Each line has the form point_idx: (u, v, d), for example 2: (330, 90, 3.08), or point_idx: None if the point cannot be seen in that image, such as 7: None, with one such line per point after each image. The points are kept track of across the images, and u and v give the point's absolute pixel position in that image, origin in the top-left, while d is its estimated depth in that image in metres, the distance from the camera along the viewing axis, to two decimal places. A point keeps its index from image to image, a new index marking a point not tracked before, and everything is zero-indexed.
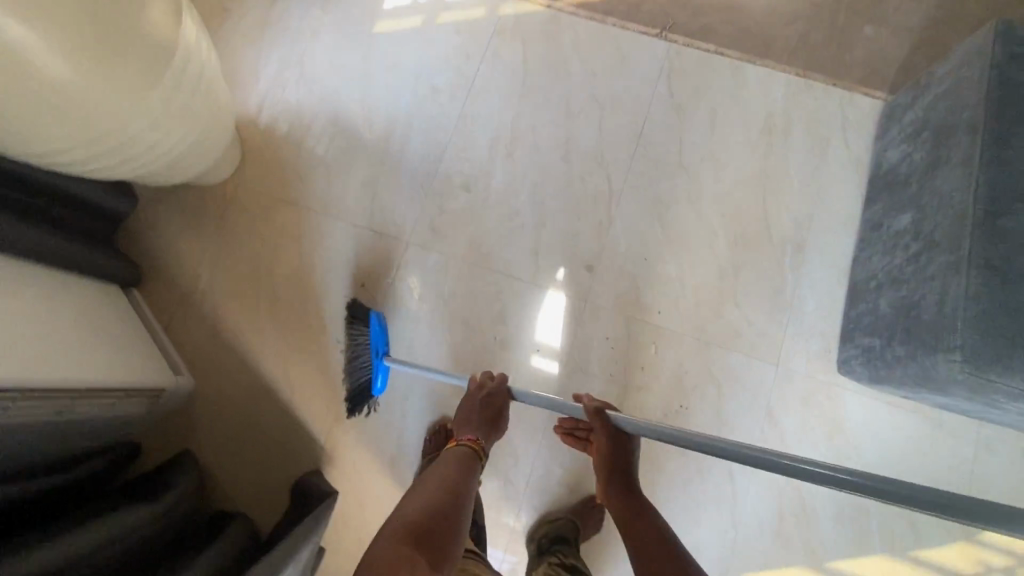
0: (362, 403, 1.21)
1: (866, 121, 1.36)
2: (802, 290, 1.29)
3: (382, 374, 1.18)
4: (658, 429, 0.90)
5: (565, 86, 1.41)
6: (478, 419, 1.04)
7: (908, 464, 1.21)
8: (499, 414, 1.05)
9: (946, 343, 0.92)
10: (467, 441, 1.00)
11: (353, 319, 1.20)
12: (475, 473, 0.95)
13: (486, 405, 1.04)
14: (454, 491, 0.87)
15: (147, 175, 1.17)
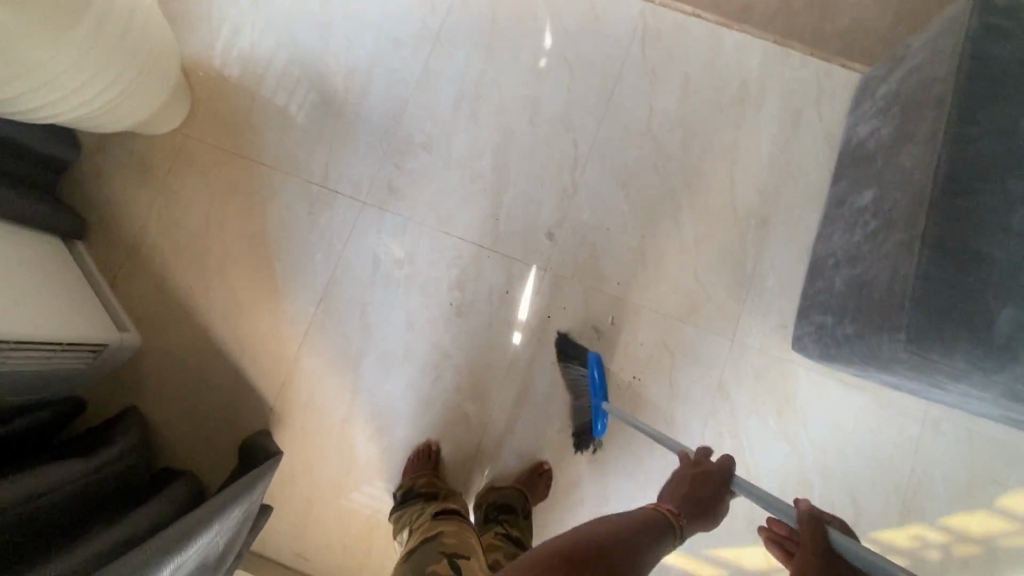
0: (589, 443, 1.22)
1: (840, 94, 1.33)
2: (762, 265, 1.27)
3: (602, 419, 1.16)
4: (866, 555, 0.66)
5: (535, 43, 1.36)
6: (683, 487, 0.85)
7: (855, 442, 1.22)
8: (713, 503, 0.83)
9: (893, 322, 0.91)
10: (663, 506, 0.80)
11: (572, 360, 1.24)
12: (657, 553, 0.73)
13: (701, 481, 0.85)
14: (630, 545, 0.69)
15: (83, 119, 1.10)
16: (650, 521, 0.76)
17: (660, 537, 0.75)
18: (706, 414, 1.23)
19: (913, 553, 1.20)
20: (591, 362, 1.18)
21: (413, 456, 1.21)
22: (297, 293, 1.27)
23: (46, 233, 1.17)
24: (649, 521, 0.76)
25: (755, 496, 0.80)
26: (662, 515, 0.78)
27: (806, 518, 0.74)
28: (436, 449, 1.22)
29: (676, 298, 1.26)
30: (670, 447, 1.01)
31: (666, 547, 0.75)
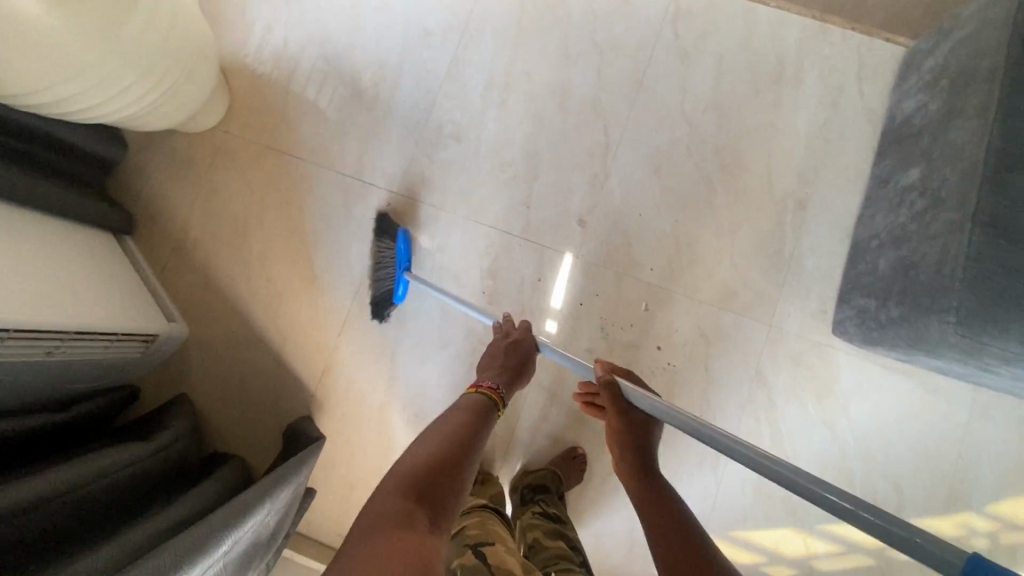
0: (385, 308, 1.29)
1: (884, 70, 1.28)
2: (800, 249, 1.24)
3: (404, 284, 1.26)
4: (656, 403, 0.83)
5: (564, 27, 1.34)
6: (505, 372, 1.04)
7: (898, 428, 1.19)
8: (523, 365, 1.06)
9: (942, 305, 0.89)
10: (487, 386, 1.00)
11: (378, 233, 1.27)
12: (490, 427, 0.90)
13: (512, 348, 1.07)
14: (464, 432, 0.84)
15: (125, 118, 1.15)
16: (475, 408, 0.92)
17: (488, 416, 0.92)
18: (742, 400, 1.22)
19: (959, 541, 1.17)
20: (399, 239, 1.24)
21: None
22: (333, 283, 1.30)
23: (97, 229, 1.22)
24: (474, 409, 0.92)
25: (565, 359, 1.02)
26: (487, 393, 0.98)
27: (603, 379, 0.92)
28: None
29: (711, 283, 1.25)
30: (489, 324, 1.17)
31: (495, 416, 0.94)
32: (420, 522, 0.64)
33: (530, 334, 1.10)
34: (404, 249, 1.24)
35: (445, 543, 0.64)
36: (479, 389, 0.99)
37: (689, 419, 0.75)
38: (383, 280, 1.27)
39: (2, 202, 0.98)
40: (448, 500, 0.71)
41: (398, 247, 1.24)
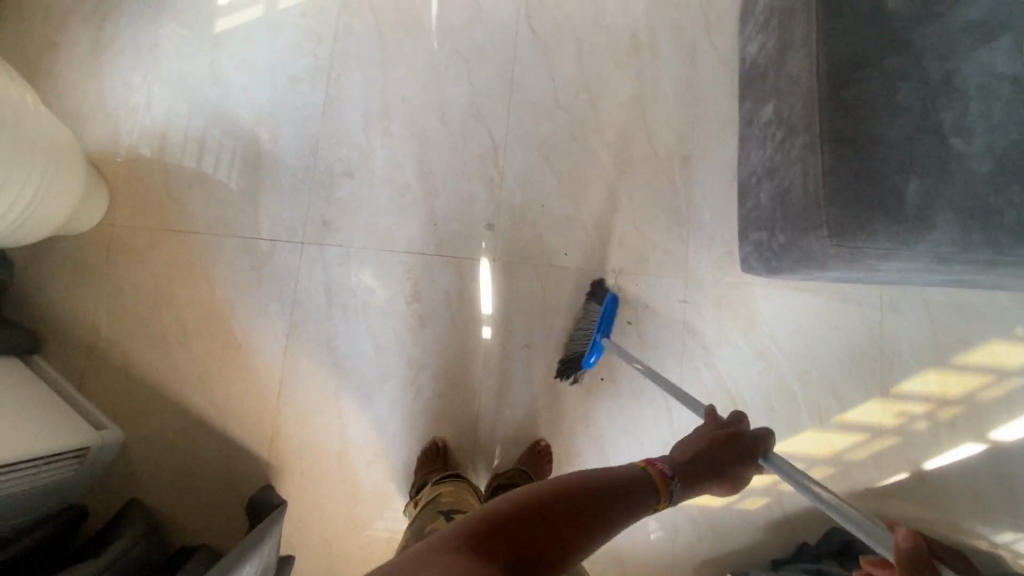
0: (571, 371, 1.25)
1: (725, 19, 1.37)
2: (694, 201, 1.31)
3: (597, 349, 1.22)
4: None
5: (426, 45, 1.37)
6: (689, 460, 0.75)
7: (822, 341, 1.27)
8: (728, 467, 0.77)
9: (814, 222, 0.95)
10: (655, 465, 0.72)
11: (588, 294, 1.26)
12: (641, 512, 0.65)
13: (720, 441, 0.79)
14: (613, 500, 0.63)
15: (6, 236, 1.10)
16: (636, 476, 0.68)
17: (646, 501, 0.66)
18: (679, 354, 1.27)
19: (902, 429, 1.25)
20: (608, 302, 1.21)
21: (422, 453, 1.24)
22: (262, 347, 1.28)
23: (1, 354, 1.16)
24: (635, 477, 0.68)
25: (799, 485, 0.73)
26: (654, 473, 0.69)
27: (912, 553, 0.60)
28: (443, 445, 1.25)
29: (623, 252, 1.30)
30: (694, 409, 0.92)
31: (646, 512, 0.65)
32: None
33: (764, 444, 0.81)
34: (612, 313, 1.21)
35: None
36: (646, 470, 0.69)
37: None
38: (582, 344, 1.23)
39: None
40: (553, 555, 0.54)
41: (606, 310, 1.21)
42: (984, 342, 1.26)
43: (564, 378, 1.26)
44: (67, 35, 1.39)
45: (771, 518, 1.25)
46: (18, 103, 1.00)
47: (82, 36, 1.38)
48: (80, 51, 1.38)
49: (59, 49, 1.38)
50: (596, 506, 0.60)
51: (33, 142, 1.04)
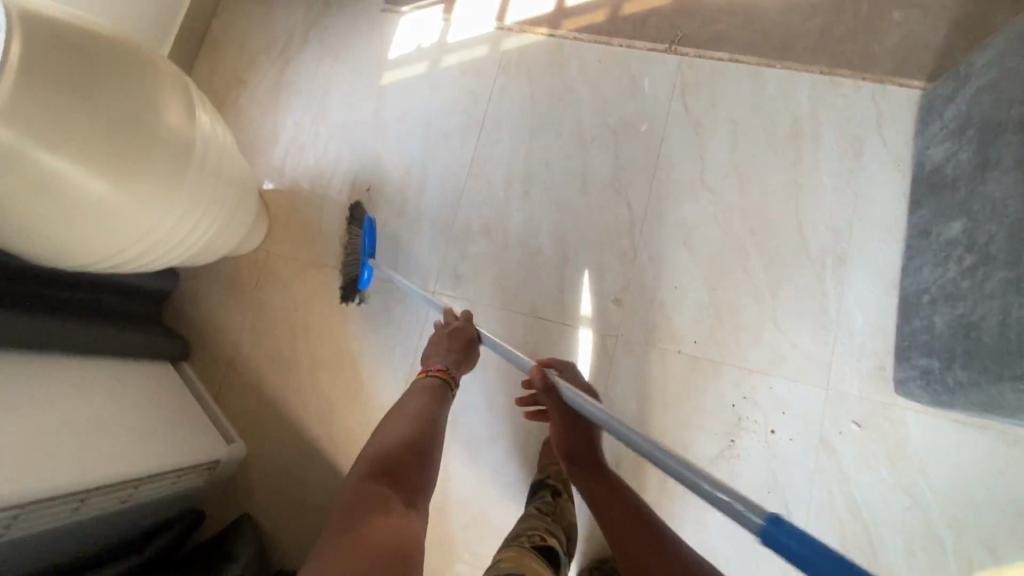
0: (354, 292, 1.35)
1: (903, 114, 1.28)
2: (846, 306, 1.21)
3: (367, 269, 1.29)
4: (587, 405, 0.91)
5: (576, 113, 1.39)
6: (452, 354, 1.12)
7: (985, 487, 1.12)
8: (466, 349, 1.13)
9: (1013, 371, 0.85)
10: (436, 370, 1.10)
11: (353, 221, 1.35)
12: (447, 404, 1.06)
13: (455, 331, 1.15)
14: (430, 423, 0.98)
15: (189, 256, 1.23)
16: (432, 390, 1.06)
17: (443, 398, 1.06)
18: (810, 471, 1.16)
19: None
20: (364, 225, 1.29)
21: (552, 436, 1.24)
22: (381, 386, 1.33)
23: (142, 359, 1.26)
24: (432, 390, 1.06)
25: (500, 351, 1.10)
26: (436, 377, 1.08)
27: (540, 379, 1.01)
28: None
29: (756, 349, 1.22)
30: (433, 302, 1.24)
31: (450, 402, 1.07)
32: (391, 505, 0.79)
33: (472, 320, 1.17)
34: (370, 236, 1.28)
35: (416, 520, 0.80)
36: (429, 376, 1.08)
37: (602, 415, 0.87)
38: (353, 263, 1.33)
39: (64, 359, 1.07)
40: (415, 479, 0.87)
41: (363, 233, 1.28)
42: None
43: (347, 300, 1.36)
44: (253, 74, 1.54)
45: None
46: (219, 143, 1.11)
47: (266, 76, 1.53)
48: (263, 89, 1.52)
49: (245, 86, 1.54)
50: (422, 423, 0.97)
51: (228, 179, 1.16)
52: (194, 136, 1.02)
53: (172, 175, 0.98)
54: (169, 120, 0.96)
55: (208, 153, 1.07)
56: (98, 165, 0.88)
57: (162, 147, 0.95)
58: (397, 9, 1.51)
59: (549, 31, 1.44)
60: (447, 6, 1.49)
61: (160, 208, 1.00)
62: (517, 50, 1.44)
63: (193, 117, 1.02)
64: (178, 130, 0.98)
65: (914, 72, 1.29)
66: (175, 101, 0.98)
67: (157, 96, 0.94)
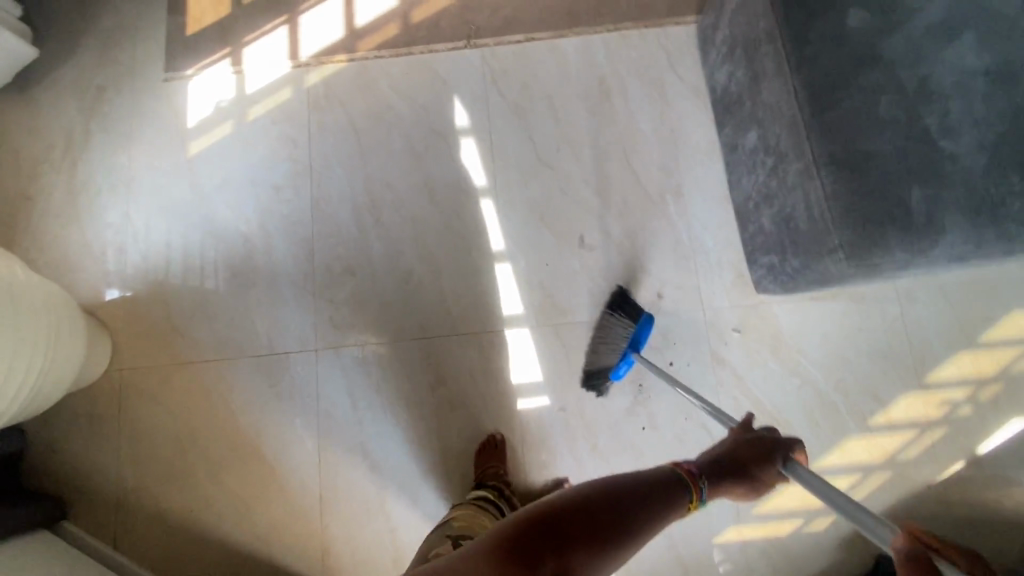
0: (599, 384, 1.23)
1: (686, 49, 1.40)
2: (696, 231, 1.31)
3: (626, 364, 1.19)
4: None
5: (402, 130, 1.38)
6: (721, 464, 0.68)
7: (850, 345, 1.26)
8: (763, 464, 0.69)
9: (828, 246, 0.96)
10: (687, 465, 0.65)
11: (614, 309, 1.22)
12: (671, 519, 0.60)
13: (753, 438, 0.71)
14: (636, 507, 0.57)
15: (24, 405, 1.06)
16: (670, 477, 0.63)
17: (676, 504, 0.61)
18: (714, 388, 1.25)
19: (949, 418, 1.23)
20: (642, 322, 1.17)
21: (481, 445, 1.24)
22: (295, 464, 1.25)
23: (15, 536, 1.09)
24: (667, 478, 0.63)
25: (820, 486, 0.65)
26: (689, 479, 0.63)
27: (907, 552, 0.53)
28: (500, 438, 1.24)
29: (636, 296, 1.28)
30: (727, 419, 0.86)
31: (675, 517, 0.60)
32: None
33: (795, 446, 0.72)
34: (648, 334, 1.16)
35: None
36: (677, 468, 0.64)
37: None
38: (612, 353, 1.20)
39: None
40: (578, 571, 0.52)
41: (641, 329, 1.17)
42: (1009, 314, 1.25)
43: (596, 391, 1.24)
44: (40, 186, 1.37)
45: (840, 535, 1.23)
46: (4, 275, 0.97)
47: (56, 185, 1.37)
48: (57, 199, 1.36)
49: (35, 202, 1.37)
50: (615, 520, 0.55)
51: (33, 307, 1.02)
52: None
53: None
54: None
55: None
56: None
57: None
58: (181, 74, 1.41)
59: (348, 57, 1.41)
60: (235, 58, 1.41)
61: None
62: (322, 83, 1.40)
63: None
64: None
65: (683, 9, 1.41)
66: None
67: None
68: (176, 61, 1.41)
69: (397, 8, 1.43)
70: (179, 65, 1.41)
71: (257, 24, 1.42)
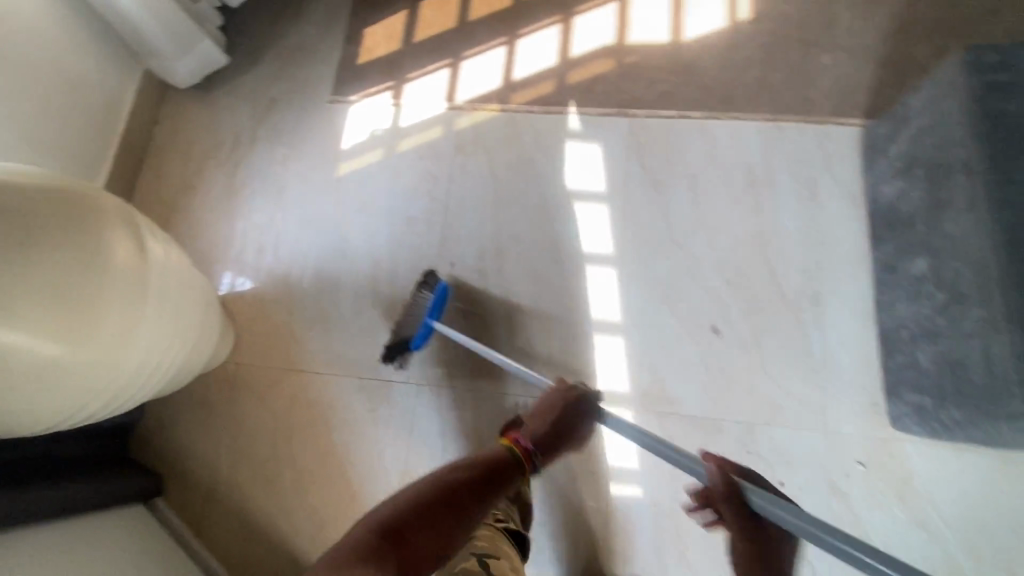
0: (398, 353, 1.27)
1: (847, 151, 1.33)
2: (831, 346, 1.23)
3: (424, 332, 1.24)
4: (783, 513, 0.74)
5: (538, 185, 1.40)
6: (542, 435, 0.99)
7: (993, 511, 1.12)
8: (575, 423, 1.02)
9: (1009, 410, 0.86)
10: (522, 445, 0.94)
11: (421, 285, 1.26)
12: (512, 486, 0.88)
13: (567, 405, 1.03)
14: (466, 489, 0.80)
15: (164, 386, 1.15)
16: (498, 456, 0.90)
17: (512, 471, 0.88)
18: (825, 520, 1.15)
19: None
20: (439, 289, 1.23)
21: (505, 425, 1.23)
22: (377, 495, 1.25)
23: (120, 507, 1.18)
24: (496, 459, 0.89)
25: (637, 434, 0.96)
26: (518, 451, 0.92)
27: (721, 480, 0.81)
28: None
29: (753, 401, 1.22)
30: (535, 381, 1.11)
31: (518, 482, 0.89)
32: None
33: (592, 398, 1.05)
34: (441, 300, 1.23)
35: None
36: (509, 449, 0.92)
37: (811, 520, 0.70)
38: (410, 328, 1.25)
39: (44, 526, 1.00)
40: (433, 544, 0.72)
41: (437, 299, 1.24)
42: None
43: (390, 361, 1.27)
44: (203, 180, 1.49)
45: None
46: (170, 265, 1.07)
47: (216, 181, 1.48)
48: (215, 194, 1.47)
49: (196, 193, 1.49)
50: (459, 511, 0.77)
51: (187, 299, 1.11)
52: (144, 264, 0.97)
53: (129, 307, 0.93)
54: (116, 252, 0.91)
55: (162, 281, 1.02)
56: (46, 318, 0.82)
57: (116, 281, 0.90)
58: (345, 99, 1.50)
59: (500, 107, 1.46)
60: (396, 92, 1.49)
61: (115, 355, 0.94)
62: (471, 128, 1.45)
63: (141, 245, 0.98)
64: (127, 261, 0.93)
65: (851, 110, 1.36)
66: (122, 232, 0.94)
67: (101, 231, 0.89)
68: (342, 87, 1.51)
69: (555, 68, 1.47)
70: (345, 90, 1.51)
71: (422, 63, 1.50)
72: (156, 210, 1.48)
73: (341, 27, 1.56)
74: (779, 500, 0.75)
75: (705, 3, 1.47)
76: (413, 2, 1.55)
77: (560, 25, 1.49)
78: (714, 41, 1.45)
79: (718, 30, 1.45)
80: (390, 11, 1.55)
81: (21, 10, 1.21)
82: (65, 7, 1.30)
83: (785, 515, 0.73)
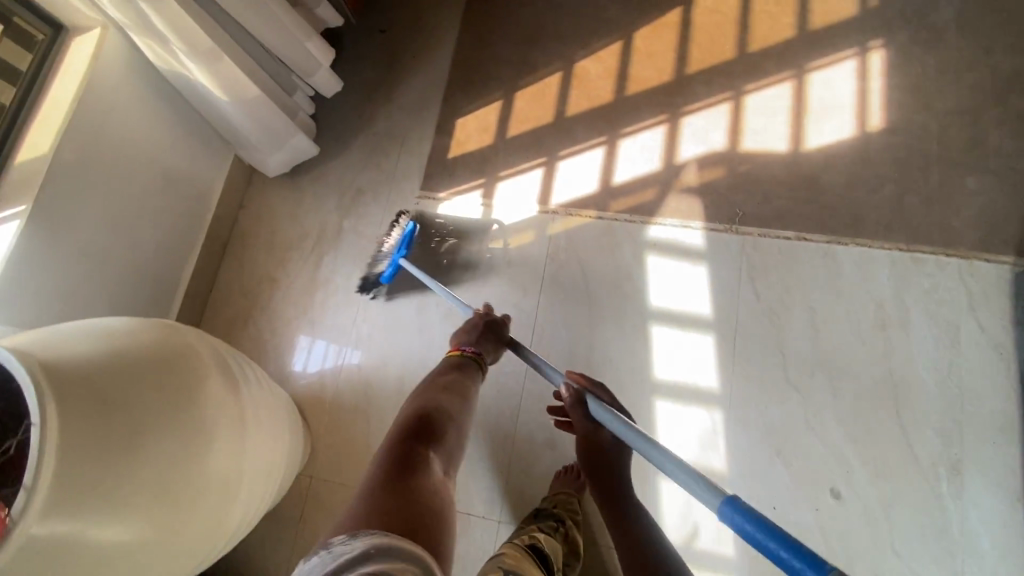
0: (370, 287, 1.36)
1: (1000, 293, 1.17)
2: (976, 528, 1.08)
3: (392, 267, 1.33)
4: (608, 414, 0.89)
5: (633, 303, 1.30)
6: (486, 341, 1.06)
7: None
8: (501, 338, 1.08)
9: None
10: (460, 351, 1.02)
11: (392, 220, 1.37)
12: (477, 384, 0.97)
13: (494, 322, 1.09)
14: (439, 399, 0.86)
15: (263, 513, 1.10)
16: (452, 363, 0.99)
17: (472, 375, 0.98)
18: None
19: None
20: (408, 227, 1.32)
21: (561, 470, 1.21)
22: None
23: None
24: (451, 364, 0.98)
25: (523, 351, 1.08)
26: (465, 358, 1.01)
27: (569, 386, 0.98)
28: (585, 471, 1.19)
29: None
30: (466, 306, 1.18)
31: (479, 381, 0.99)
32: (430, 467, 0.72)
33: (500, 315, 1.13)
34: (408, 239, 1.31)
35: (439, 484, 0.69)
36: (463, 355, 1.01)
37: (605, 413, 0.89)
38: (378, 263, 1.34)
39: None
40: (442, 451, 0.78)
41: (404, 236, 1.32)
42: None
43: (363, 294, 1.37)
44: (285, 271, 1.45)
45: None
46: (259, 395, 1.02)
47: (297, 273, 1.44)
48: (295, 287, 1.43)
49: (277, 285, 1.45)
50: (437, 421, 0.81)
51: (277, 424, 1.07)
52: (239, 404, 0.92)
53: (230, 449, 0.88)
54: (211, 396, 0.87)
55: (258, 416, 0.98)
56: (159, 498, 0.77)
57: (214, 428, 0.85)
58: (434, 195, 1.44)
59: (597, 214, 1.37)
60: (487, 190, 1.42)
61: (226, 509, 0.88)
62: (564, 234, 1.36)
63: (233, 382, 0.93)
64: (223, 405, 0.88)
65: (1003, 245, 1.20)
66: (214, 372, 0.89)
67: (197, 382, 0.85)
68: (431, 181, 1.45)
69: (659, 174, 1.37)
70: (434, 186, 1.45)
71: (515, 161, 1.43)
72: (237, 299, 1.45)
73: (432, 117, 1.50)
74: (605, 406, 0.91)
75: (829, 109, 1.34)
76: (508, 92, 1.48)
77: (665, 126, 1.39)
78: (839, 153, 1.31)
79: (844, 140, 1.32)
80: (483, 101, 1.49)
81: (123, 114, 1.19)
82: (162, 104, 1.27)
83: (602, 414, 0.90)
